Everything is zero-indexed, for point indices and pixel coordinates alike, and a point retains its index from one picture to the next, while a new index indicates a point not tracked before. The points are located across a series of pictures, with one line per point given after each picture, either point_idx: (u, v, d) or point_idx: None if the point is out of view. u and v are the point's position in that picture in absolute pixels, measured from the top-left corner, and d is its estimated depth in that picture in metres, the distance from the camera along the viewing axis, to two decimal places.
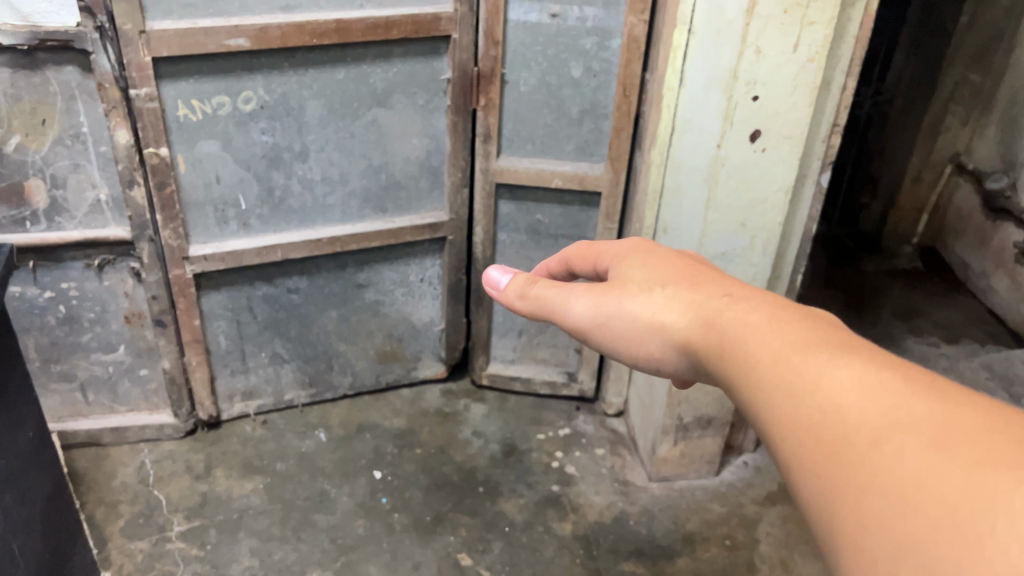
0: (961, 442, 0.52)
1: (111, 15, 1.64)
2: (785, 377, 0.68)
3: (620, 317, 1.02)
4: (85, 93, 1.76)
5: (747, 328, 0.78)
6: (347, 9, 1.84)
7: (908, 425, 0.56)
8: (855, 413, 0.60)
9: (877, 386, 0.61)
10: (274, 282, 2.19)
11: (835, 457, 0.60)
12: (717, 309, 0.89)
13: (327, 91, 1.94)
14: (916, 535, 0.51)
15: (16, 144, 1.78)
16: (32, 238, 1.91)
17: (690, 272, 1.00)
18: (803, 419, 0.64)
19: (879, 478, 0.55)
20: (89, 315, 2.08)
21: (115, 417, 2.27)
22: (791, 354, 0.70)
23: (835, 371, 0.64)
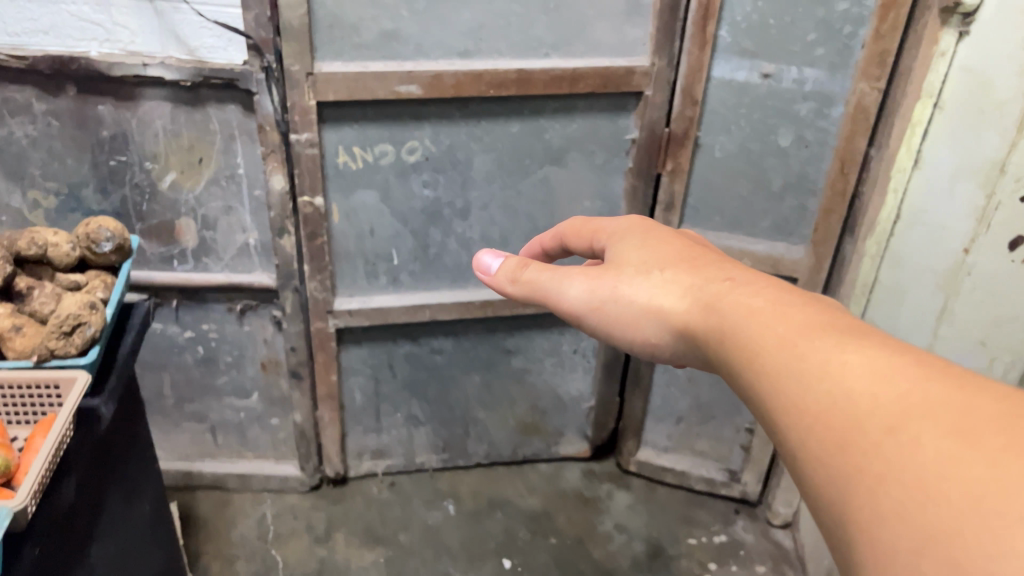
0: (984, 431, 0.49)
1: (279, 54, 1.50)
2: (795, 364, 0.65)
3: (616, 305, 0.94)
4: (245, 133, 1.63)
5: (750, 310, 0.75)
6: (531, 57, 1.64)
7: (927, 414, 0.52)
8: (867, 402, 0.57)
9: (890, 375, 0.57)
10: (418, 341, 2.00)
11: (847, 446, 0.56)
12: (716, 297, 0.82)
13: (498, 145, 1.74)
14: (943, 526, 0.47)
15: (171, 180, 1.70)
16: (178, 277, 1.82)
17: (691, 255, 0.93)
18: (812, 405, 0.61)
19: (898, 470, 0.51)
20: (226, 358, 1.98)
21: (241, 462, 2.16)
22: (800, 338, 0.67)
23: (847, 359, 0.61)
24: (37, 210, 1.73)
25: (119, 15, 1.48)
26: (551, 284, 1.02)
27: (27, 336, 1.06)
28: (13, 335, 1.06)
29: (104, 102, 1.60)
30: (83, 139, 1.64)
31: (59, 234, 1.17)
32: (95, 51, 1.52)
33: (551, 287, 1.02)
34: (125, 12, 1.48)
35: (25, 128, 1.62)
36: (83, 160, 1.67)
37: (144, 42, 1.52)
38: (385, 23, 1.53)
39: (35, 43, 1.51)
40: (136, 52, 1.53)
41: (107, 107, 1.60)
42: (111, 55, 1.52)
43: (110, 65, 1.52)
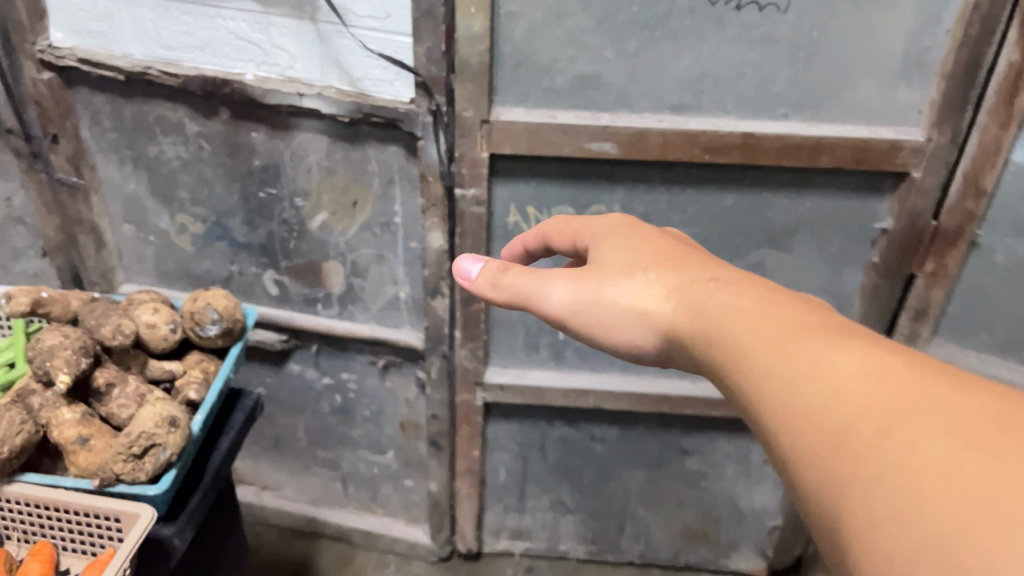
0: (989, 432, 0.43)
1: (451, 95, 1.24)
2: (777, 358, 0.57)
3: (594, 313, 0.78)
4: (406, 179, 1.39)
5: (731, 307, 0.65)
6: (763, 118, 1.27)
7: (922, 413, 0.46)
8: (855, 401, 0.49)
9: (876, 373, 0.50)
10: (577, 425, 1.70)
11: (838, 451, 0.48)
12: (707, 300, 0.68)
13: (705, 219, 1.40)
14: (949, 535, 0.40)
15: (322, 221, 1.49)
16: (320, 323, 1.62)
17: (673, 251, 0.78)
18: (799, 405, 0.53)
19: (899, 475, 0.44)
20: (364, 412, 1.77)
21: (370, 518, 1.96)
22: (786, 332, 0.58)
23: (832, 355, 0.53)
24: (184, 234, 1.58)
25: (278, 35, 1.27)
26: (530, 290, 0.82)
27: (95, 451, 0.84)
28: (78, 448, 0.84)
29: (257, 129, 1.40)
30: (233, 166, 1.46)
31: (159, 312, 0.96)
32: (251, 73, 1.32)
33: (532, 293, 0.82)
34: (286, 32, 1.26)
35: (177, 149, 1.47)
36: (232, 188, 1.49)
37: (303, 67, 1.29)
38: (583, 66, 1.23)
39: (189, 59, 1.33)
40: (294, 78, 1.31)
41: (260, 134, 1.40)
42: (267, 79, 1.32)
43: (264, 91, 1.31)
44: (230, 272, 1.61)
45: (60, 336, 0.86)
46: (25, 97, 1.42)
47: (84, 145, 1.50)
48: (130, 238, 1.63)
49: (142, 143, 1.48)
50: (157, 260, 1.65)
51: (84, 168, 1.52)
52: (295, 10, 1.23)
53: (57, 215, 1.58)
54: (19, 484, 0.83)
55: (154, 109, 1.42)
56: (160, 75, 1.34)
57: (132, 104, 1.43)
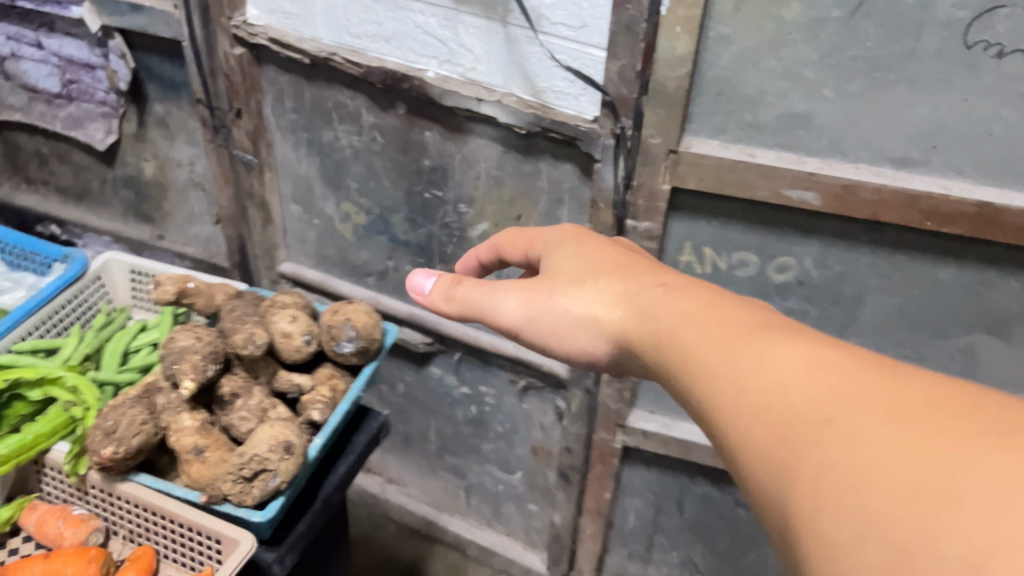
0: (925, 416, 0.42)
1: (639, 119, 1.11)
2: (729, 356, 0.56)
3: (558, 320, 0.78)
4: (576, 201, 1.28)
5: (683, 314, 0.64)
6: (1007, 186, 1.04)
7: (861, 403, 0.45)
8: (797, 395, 0.49)
9: (816, 368, 0.49)
10: (722, 487, 1.54)
11: (784, 445, 0.47)
12: (656, 309, 0.68)
13: (912, 291, 1.20)
14: (897, 518, 0.39)
15: (483, 231, 1.41)
16: (466, 332, 1.55)
17: (622, 258, 0.79)
18: (748, 402, 0.52)
19: (844, 462, 0.43)
20: (498, 428, 1.69)
21: (488, 533, 1.90)
22: (735, 335, 0.58)
23: (780, 354, 0.52)
24: (346, 222, 1.56)
25: (466, 35, 1.19)
26: (483, 300, 0.84)
27: (206, 465, 0.81)
28: (193, 459, 0.81)
29: (431, 129, 1.34)
30: (403, 163, 1.41)
31: (296, 322, 0.92)
32: (433, 71, 1.26)
33: (484, 305, 0.84)
34: (474, 32, 1.18)
35: (351, 138, 1.43)
36: (398, 183, 1.44)
37: (487, 71, 1.21)
38: (795, 103, 1.07)
39: (374, 50, 1.28)
40: (475, 81, 1.23)
41: (433, 133, 1.34)
42: (447, 79, 1.25)
43: (443, 92, 1.24)
44: (385, 266, 1.58)
45: (193, 337, 0.84)
46: (216, 70, 1.43)
47: (264, 123, 1.50)
48: (296, 219, 1.62)
49: (319, 128, 1.46)
50: (317, 243, 1.64)
51: (261, 145, 1.53)
52: (486, 11, 1.15)
53: (231, 187, 1.59)
54: (133, 484, 0.82)
55: (334, 96, 1.40)
56: (343, 63, 1.30)
57: (314, 87, 1.40)
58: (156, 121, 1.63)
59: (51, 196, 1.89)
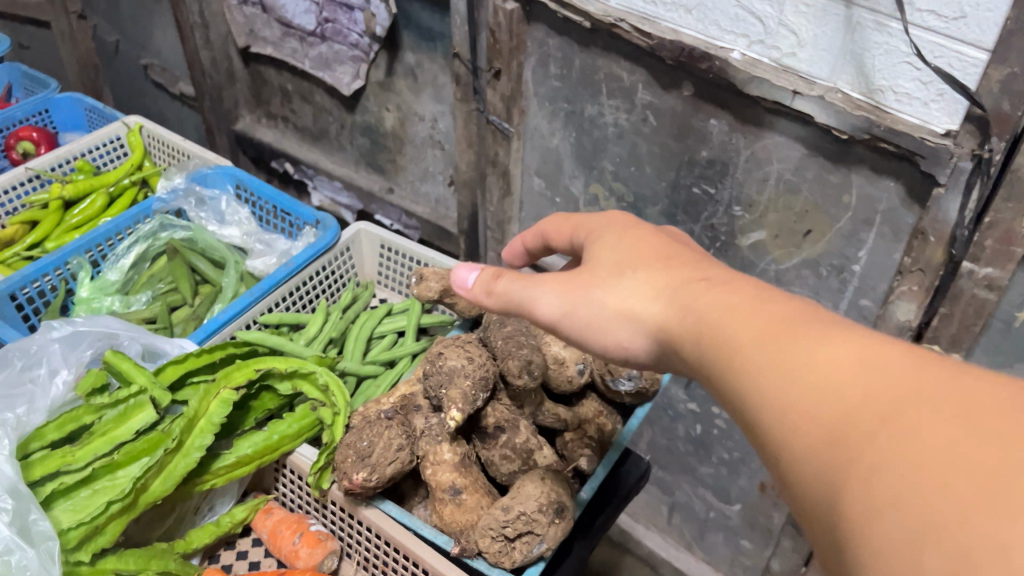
0: (989, 412, 0.36)
1: (1015, 143, 0.88)
2: (771, 347, 0.49)
3: (592, 318, 0.66)
4: (890, 226, 1.05)
5: (725, 307, 0.54)
6: None
7: (916, 399, 0.39)
8: (847, 393, 0.42)
9: (865, 365, 0.42)
10: None
11: (835, 449, 0.41)
12: (697, 304, 0.57)
13: None
14: (958, 525, 0.33)
15: (755, 240, 1.20)
16: None
17: (671, 252, 0.66)
18: (794, 400, 0.45)
19: (900, 466, 0.37)
20: (723, 454, 1.48)
21: (687, 555, 1.73)
22: (779, 323, 0.50)
23: (824, 348, 0.45)
24: (593, 206, 1.41)
25: (792, 13, 0.97)
26: (517, 296, 0.72)
27: (463, 509, 0.70)
28: (447, 499, 0.71)
29: (718, 117, 1.13)
30: (673, 151, 1.22)
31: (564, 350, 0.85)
32: (738, 51, 1.05)
33: (517, 298, 0.72)
34: (804, 11, 0.95)
35: (618, 115, 1.26)
36: (663, 172, 1.26)
37: (809, 58, 0.99)
38: None
39: (668, 19, 1.09)
40: (790, 69, 1.01)
41: (720, 122, 1.13)
42: (755, 63, 1.04)
43: (749, 77, 1.04)
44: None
45: (462, 357, 0.75)
46: (481, 23, 1.29)
47: (521, 88, 1.35)
48: (536, 193, 1.48)
49: (582, 99, 1.29)
50: (553, 222, 1.50)
51: (514, 112, 1.38)
52: None
53: (473, 151, 1.49)
54: (376, 512, 0.72)
55: (608, 66, 1.22)
56: (631, 31, 1.12)
57: (586, 53, 1.23)
58: (405, 71, 1.53)
59: (288, 133, 1.87)
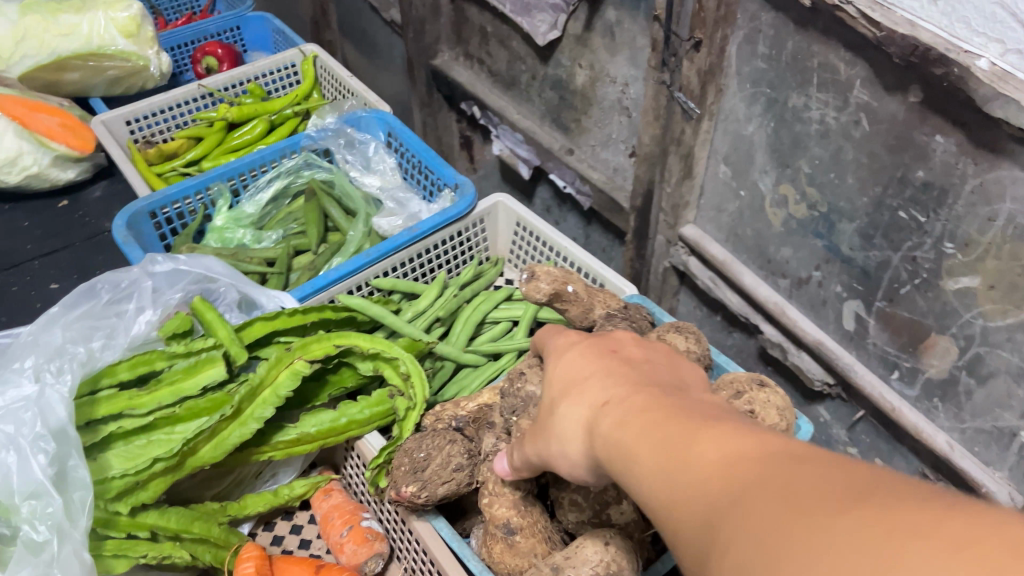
0: (860, 492, 0.27)
1: None
2: (645, 428, 0.37)
3: (552, 460, 0.46)
4: None
5: (615, 424, 0.39)
6: None
7: (784, 490, 0.28)
8: (720, 488, 0.31)
9: (732, 451, 0.32)
10: None
11: (707, 553, 0.30)
12: (604, 415, 0.41)
13: None
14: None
15: (961, 284, 0.79)
16: (868, 382, 0.95)
17: (608, 359, 0.46)
18: (681, 535, 0.32)
19: (779, 561, 0.26)
20: None
21: None
22: (655, 425, 0.37)
23: (695, 435, 0.34)
24: (780, 209, 0.97)
25: None
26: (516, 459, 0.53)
27: (513, 552, 0.60)
28: (499, 536, 0.61)
29: (948, 133, 0.72)
30: (882, 165, 0.80)
31: None
32: (988, 59, 0.64)
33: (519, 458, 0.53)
34: None
35: (825, 112, 0.83)
36: (867, 185, 0.83)
37: None
38: None
39: (906, 6, 0.69)
40: None
41: (948, 140, 0.72)
42: (1005, 78, 0.63)
43: (992, 94, 0.64)
44: (807, 275, 0.98)
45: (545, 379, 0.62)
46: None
47: (723, 63, 0.93)
48: None
49: (786, 89, 0.87)
50: (736, 220, 1.06)
51: (710, 91, 0.95)
52: None
53: (660, 125, 1.04)
54: (426, 527, 0.64)
55: (823, 53, 0.80)
56: (857, 19, 0.73)
57: (802, 35, 0.82)
58: (605, 29, 1.22)
59: (482, 77, 1.60)
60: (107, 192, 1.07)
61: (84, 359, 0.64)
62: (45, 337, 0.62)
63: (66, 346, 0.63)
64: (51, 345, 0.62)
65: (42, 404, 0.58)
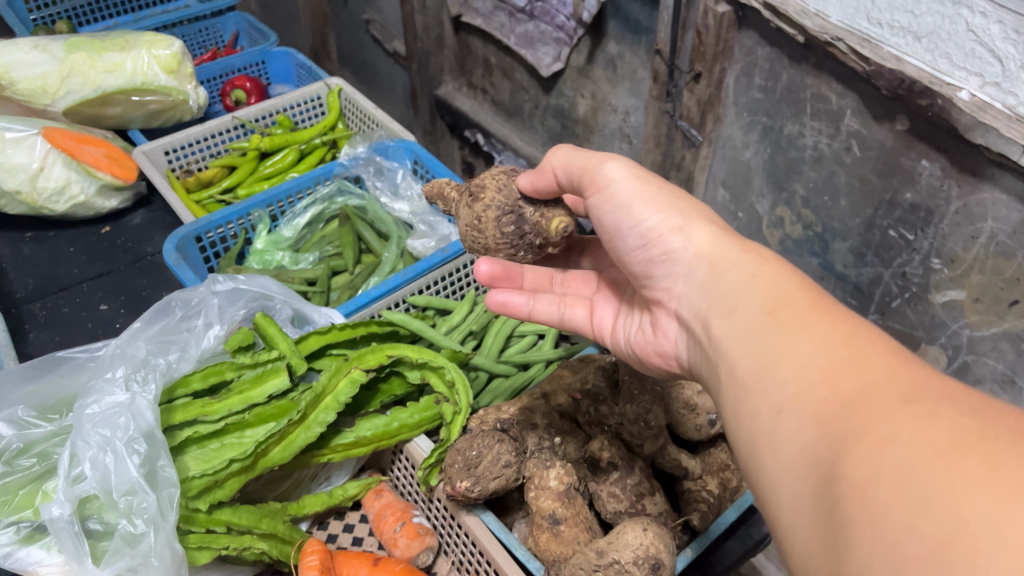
0: (1012, 422, 0.29)
1: None
2: (798, 293, 0.43)
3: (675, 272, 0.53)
4: None
5: (768, 281, 0.45)
6: None
7: (927, 371, 0.34)
8: (866, 355, 0.36)
9: (889, 364, 0.34)
10: None
11: (831, 386, 0.35)
12: (755, 271, 0.46)
13: None
14: (974, 516, 0.26)
15: (948, 298, 0.86)
16: None
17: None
18: (803, 373, 0.37)
19: (906, 406, 0.31)
20: None
21: None
22: (814, 300, 0.42)
23: (854, 336, 0.37)
24: (777, 230, 1.04)
25: None
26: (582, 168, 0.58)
27: (559, 539, 0.67)
28: (545, 526, 0.67)
29: (933, 158, 0.80)
30: (873, 189, 0.88)
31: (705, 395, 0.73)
32: (967, 90, 0.71)
33: (580, 172, 0.58)
34: None
35: (819, 140, 0.91)
36: (859, 207, 0.91)
37: None
38: None
39: (893, 43, 0.76)
40: None
41: (933, 165, 0.80)
42: (984, 108, 0.70)
43: (973, 122, 0.71)
44: None
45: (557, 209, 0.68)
46: (687, 22, 0.96)
47: (721, 94, 1.00)
48: None
49: (782, 118, 0.94)
50: None
51: (710, 119, 1.02)
52: None
53: (662, 151, 1.11)
54: (475, 520, 0.69)
55: (817, 86, 0.88)
56: (848, 55, 0.80)
57: (795, 68, 0.90)
58: (606, 61, 1.26)
59: (486, 106, 1.65)
60: (146, 218, 1.13)
61: (165, 370, 0.70)
62: (131, 349, 0.69)
63: (149, 359, 0.69)
64: (137, 357, 0.68)
65: (133, 409, 0.64)
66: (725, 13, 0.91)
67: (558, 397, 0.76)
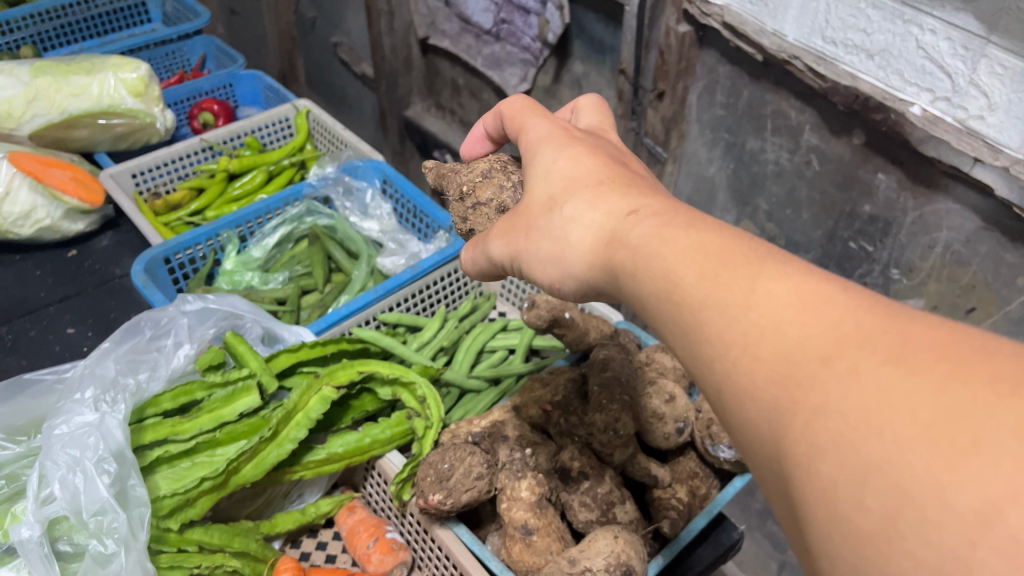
0: (937, 352, 0.26)
1: None
2: (684, 241, 0.38)
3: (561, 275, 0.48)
4: None
5: (647, 245, 0.40)
6: None
7: (831, 305, 0.30)
8: (767, 305, 0.32)
9: (794, 309, 0.31)
10: None
11: (748, 352, 0.32)
12: (638, 235, 0.41)
13: None
14: (921, 487, 0.24)
15: (908, 306, 0.88)
16: None
17: (612, 164, 0.48)
18: (715, 340, 0.34)
19: (826, 367, 0.28)
20: None
21: None
22: (701, 243, 0.37)
23: (753, 281, 0.33)
24: None
25: (988, 74, 0.67)
26: (480, 264, 0.57)
27: (531, 550, 0.67)
28: (518, 537, 0.68)
29: (889, 171, 0.82)
30: (833, 202, 0.90)
31: (672, 404, 0.75)
32: (919, 105, 0.74)
33: (483, 263, 0.57)
34: (1000, 72, 0.66)
35: (780, 155, 0.94)
36: (820, 220, 0.93)
37: (998, 124, 0.69)
38: None
39: (847, 61, 0.78)
40: (978, 133, 0.70)
41: (890, 177, 0.82)
42: (936, 122, 0.73)
43: (925, 136, 0.74)
44: None
45: (496, 191, 0.61)
46: (650, 42, 0.98)
47: (684, 111, 1.03)
48: None
49: (744, 134, 0.97)
50: None
51: (674, 136, 1.05)
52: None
53: None
54: (449, 534, 0.70)
55: (776, 102, 0.91)
56: (804, 72, 0.82)
57: (755, 85, 0.92)
58: (572, 81, 1.28)
59: (454, 127, 1.66)
60: (114, 241, 1.13)
61: (134, 390, 0.70)
62: (100, 369, 0.69)
63: (118, 379, 0.69)
64: (106, 377, 0.68)
65: (102, 430, 0.64)
66: (687, 33, 0.93)
67: (529, 409, 0.77)
